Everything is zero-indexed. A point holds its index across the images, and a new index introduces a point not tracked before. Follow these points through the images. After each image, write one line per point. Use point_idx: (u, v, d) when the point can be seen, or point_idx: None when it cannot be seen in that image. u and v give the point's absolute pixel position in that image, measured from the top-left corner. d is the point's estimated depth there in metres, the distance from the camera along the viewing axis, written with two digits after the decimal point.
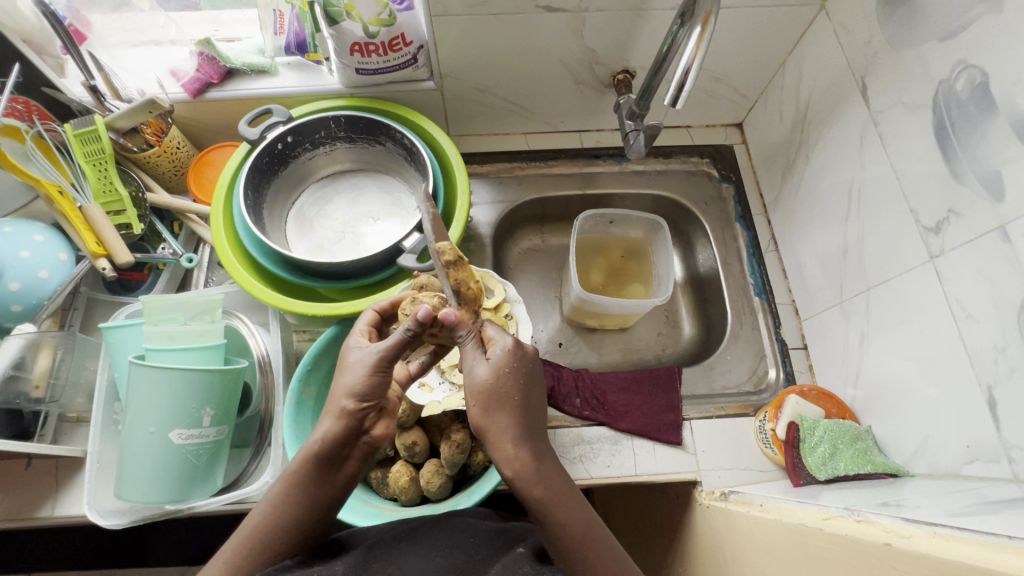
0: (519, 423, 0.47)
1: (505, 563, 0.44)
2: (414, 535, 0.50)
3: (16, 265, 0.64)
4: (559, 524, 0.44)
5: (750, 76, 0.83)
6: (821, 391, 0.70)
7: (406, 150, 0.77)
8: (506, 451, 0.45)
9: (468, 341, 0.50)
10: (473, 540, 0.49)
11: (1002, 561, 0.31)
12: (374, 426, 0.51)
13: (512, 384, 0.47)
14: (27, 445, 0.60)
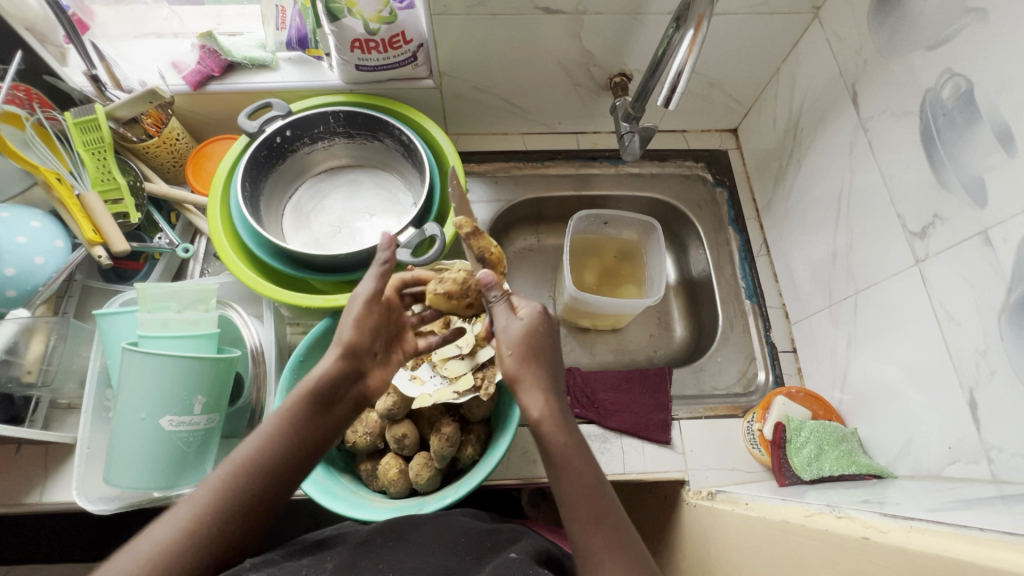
0: (549, 375, 0.49)
1: (495, 565, 0.44)
2: (403, 535, 0.50)
3: (12, 250, 0.64)
4: (574, 471, 0.46)
5: (745, 82, 0.84)
6: (808, 393, 0.71)
7: (404, 147, 0.78)
8: (526, 399, 0.48)
9: (499, 302, 0.52)
10: (462, 544, 0.49)
11: (973, 552, 0.32)
12: (370, 373, 0.53)
13: (546, 342, 0.50)
14: (17, 430, 0.61)
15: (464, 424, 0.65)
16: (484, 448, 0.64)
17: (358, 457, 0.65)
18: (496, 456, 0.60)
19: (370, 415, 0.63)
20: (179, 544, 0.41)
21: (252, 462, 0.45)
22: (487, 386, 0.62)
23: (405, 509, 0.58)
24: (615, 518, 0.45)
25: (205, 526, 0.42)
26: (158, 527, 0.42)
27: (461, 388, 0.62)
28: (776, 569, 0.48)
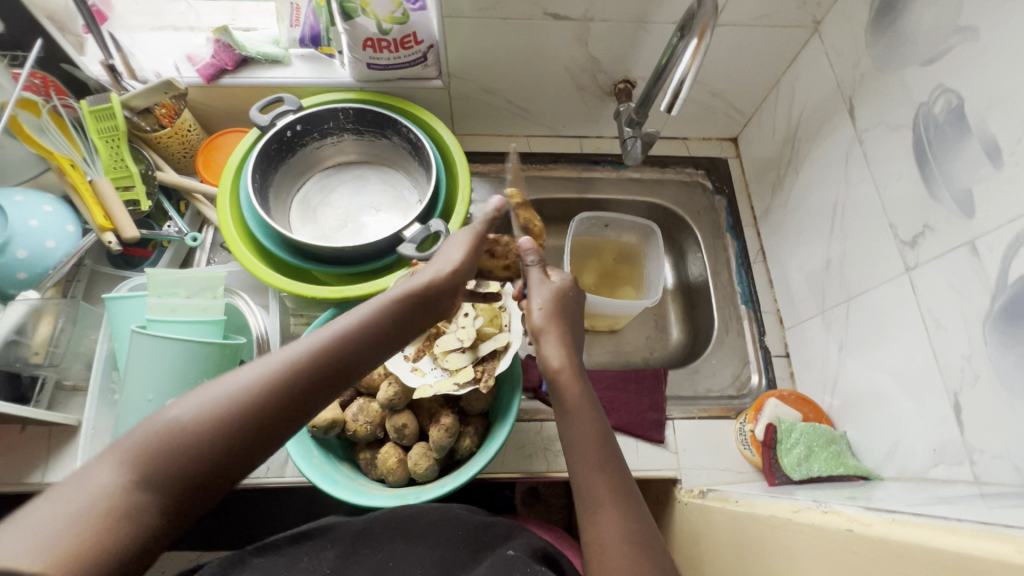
0: (570, 335, 0.55)
1: (491, 562, 0.46)
2: (403, 521, 0.51)
3: (24, 233, 0.65)
4: (582, 422, 0.48)
5: (746, 92, 0.87)
6: (800, 396, 0.73)
7: (411, 145, 0.80)
8: (548, 351, 0.53)
9: (534, 266, 0.59)
10: (459, 535, 0.50)
11: (951, 541, 0.34)
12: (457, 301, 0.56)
13: (571, 306, 0.57)
14: (23, 409, 0.62)
15: (463, 416, 0.66)
16: (482, 441, 0.66)
17: (358, 445, 0.67)
18: (494, 448, 0.61)
19: (371, 405, 0.64)
20: (267, 390, 0.40)
21: (355, 334, 0.45)
22: (487, 378, 0.63)
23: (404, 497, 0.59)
24: (620, 464, 0.46)
25: (292, 378, 0.41)
26: (238, 374, 0.41)
27: (461, 380, 0.64)
28: (765, 562, 0.49)
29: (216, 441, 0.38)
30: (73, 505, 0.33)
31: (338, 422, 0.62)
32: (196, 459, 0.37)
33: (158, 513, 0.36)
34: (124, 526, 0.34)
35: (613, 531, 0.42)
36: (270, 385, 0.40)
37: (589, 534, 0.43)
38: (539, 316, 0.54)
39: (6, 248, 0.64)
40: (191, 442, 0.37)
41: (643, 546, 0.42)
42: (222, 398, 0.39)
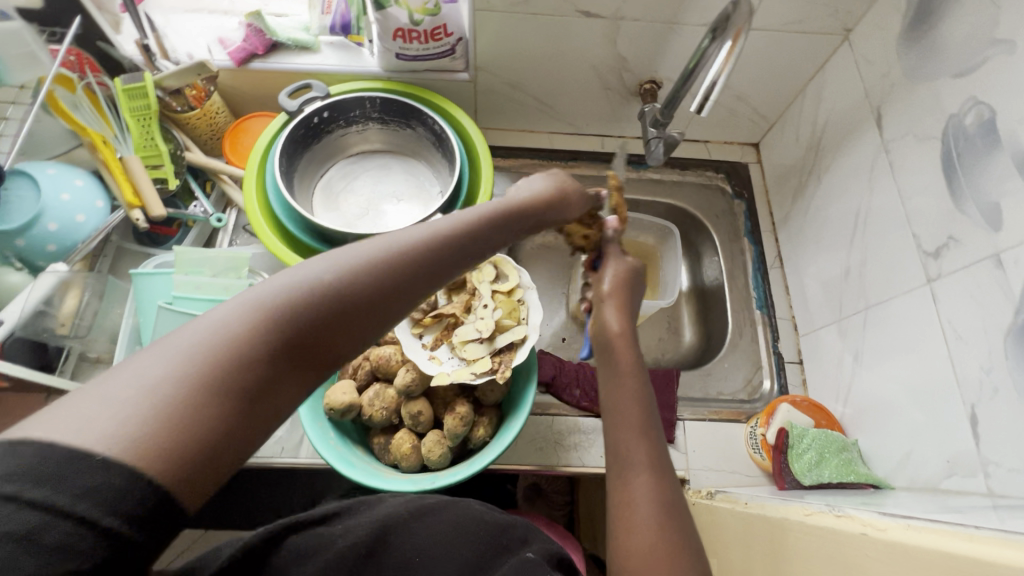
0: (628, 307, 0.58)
1: (514, 564, 0.44)
2: (428, 513, 0.50)
3: (56, 206, 0.67)
4: (622, 387, 0.50)
5: (771, 97, 0.87)
6: (812, 402, 0.73)
7: (435, 136, 0.80)
8: (608, 318, 0.56)
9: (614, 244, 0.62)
10: (482, 532, 0.48)
11: (969, 548, 0.34)
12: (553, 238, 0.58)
13: (635, 286, 0.60)
14: (46, 378, 0.63)
15: (477, 406, 0.67)
16: (495, 431, 0.66)
17: (372, 430, 0.68)
18: (507, 439, 0.62)
19: (387, 390, 0.65)
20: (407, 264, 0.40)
21: (477, 228, 0.46)
22: (504, 369, 0.64)
23: (417, 482, 0.60)
24: (658, 436, 0.47)
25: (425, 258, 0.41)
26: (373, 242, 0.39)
27: (478, 370, 0.64)
28: (775, 562, 0.50)
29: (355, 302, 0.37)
30: (199, 348, 0.30)
31: (355, 406, 0.63)
32: (314, 321, 0.35)
33: (268, 375, 0.32)
34: (239, 384, 0.31)
35: (644, 493, 0.43)
36: (386, 261, 0.38)
37: (621, 493, 0.44)
38: (607, 297, 0.58)
39: (38, 220, 0.66)
40: (311, 302, 0.35)
41: (672, 514, 0.42)
42: (338, 271, 0.36)
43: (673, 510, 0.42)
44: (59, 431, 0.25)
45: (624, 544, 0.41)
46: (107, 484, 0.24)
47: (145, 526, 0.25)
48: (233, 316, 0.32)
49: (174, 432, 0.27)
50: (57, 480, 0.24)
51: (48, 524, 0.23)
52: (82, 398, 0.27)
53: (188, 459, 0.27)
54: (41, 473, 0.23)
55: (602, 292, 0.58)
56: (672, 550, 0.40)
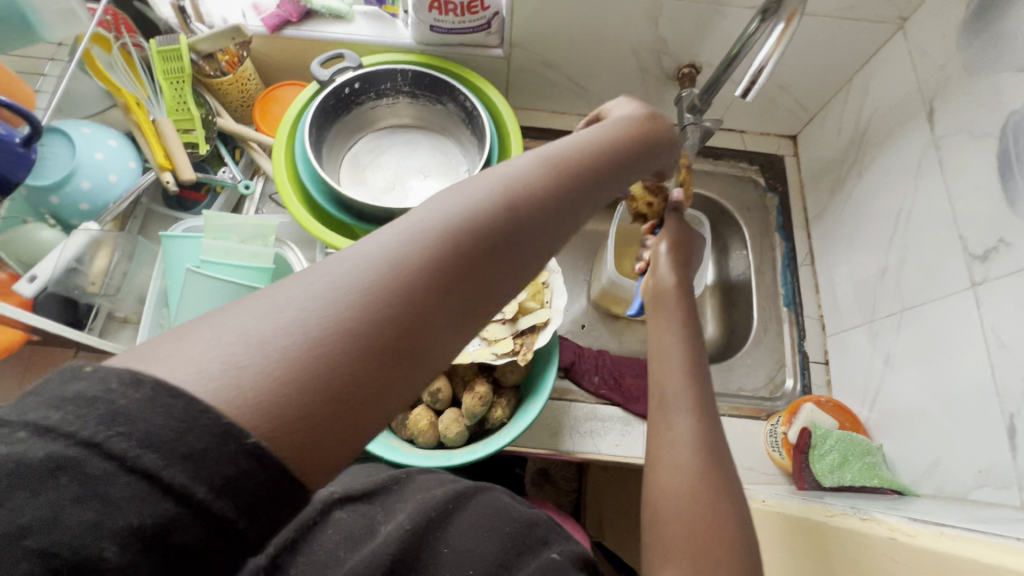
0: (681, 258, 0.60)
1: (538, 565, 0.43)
2: (461, 497, 0.48)
3: (89, 165, 0.67)
4: (665, 332, 0.52)
5: (815, 88, 0.83)
6: (837, 404, 0.71)
7: (465, 113, 0.79)
8: (663, 271, 0.58)
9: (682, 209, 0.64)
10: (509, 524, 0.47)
11: (1008, 560, 0.33)
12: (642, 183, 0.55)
13: (690, 243, 0.61)
14: (76, 334, 0.64)
15: (495, 386, 0.67)
16: (512, 413, 0.66)
17: None
18: (525, 420, 0.62)
19: None
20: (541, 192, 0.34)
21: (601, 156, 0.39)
22: (525, 351, 0.63)
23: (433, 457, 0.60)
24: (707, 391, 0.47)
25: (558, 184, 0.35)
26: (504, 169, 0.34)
27: (499, 351, 0.64)
28: (792, 561, 0.49)
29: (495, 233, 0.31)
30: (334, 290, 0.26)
31: None
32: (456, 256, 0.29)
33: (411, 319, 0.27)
34: (380, 331, 0.26)
35: (686, 439, 0.44)
36: (521, 188, 0.33)
37: (662, 436, 0.45)
38: (663, 257, 0.59)
39: (72, 178, 0.66)
40: (449, 236, 0.30)
41: (709, 467, 0.43)
42: (494, 193, 0.32)
43: (713, 461, 0.43)
44: (190, 386, 0.21)
45: (658, 484, 0.43)
46: (249, 475, 0.20)
47: (254, 516, 0.20)
48: (393, 236, 0.29)
49: (314, 370, 0.24)
50: (202, 458, 0.19)
51: (175, 514, 0.19)
52: (222, 348, 0.23)
53: (322, 422, 0.23)
54: (179, 447, 0.19)
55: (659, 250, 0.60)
56: (701, 497, 0.41)
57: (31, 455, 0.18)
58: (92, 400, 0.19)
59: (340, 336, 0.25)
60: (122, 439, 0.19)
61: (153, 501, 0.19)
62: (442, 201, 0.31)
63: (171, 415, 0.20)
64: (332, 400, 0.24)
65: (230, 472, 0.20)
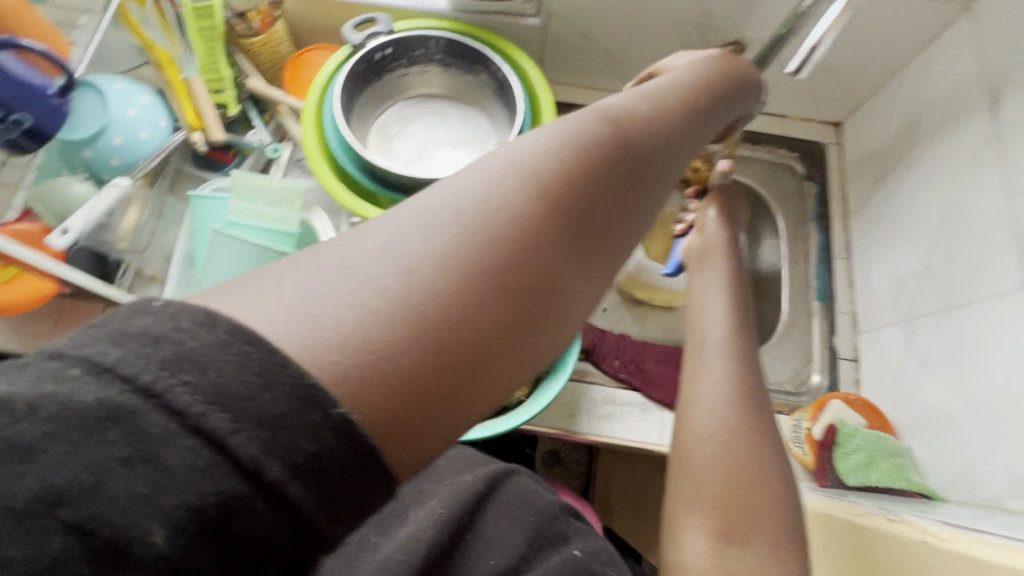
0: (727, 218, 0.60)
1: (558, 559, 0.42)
2: (490, 483, 0.48)
3: (122, 121, 0.67)
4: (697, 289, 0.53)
5: (866, 72, 0.79)
6: (866, 402, 0.69)
7: (497, 84, 0.77)
8: (711, 233, 0.59)
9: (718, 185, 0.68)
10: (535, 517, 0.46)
11: None
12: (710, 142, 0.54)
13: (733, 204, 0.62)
14: (105, 289, 0.65)
15: None
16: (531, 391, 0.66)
17: None
18: (545, 398, 0.61)
19: None
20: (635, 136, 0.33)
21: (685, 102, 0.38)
22: None
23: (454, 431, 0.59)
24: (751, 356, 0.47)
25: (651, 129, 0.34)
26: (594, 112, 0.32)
27: None
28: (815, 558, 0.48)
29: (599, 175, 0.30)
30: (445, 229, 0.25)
31: None
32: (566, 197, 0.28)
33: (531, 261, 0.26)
34: (501, 271, 0.25)
35: (711, 387, 0.45)
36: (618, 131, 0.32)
37: (691, 385, 0.46)
38: (711, 220, 0.59)
39: (105, 134, 0.67)
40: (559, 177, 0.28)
41: (746, 426, 0.43)
42: (593, 136, 0.31)
43: (747, 414, 0.44)
44: (268, 332, 0.19)
45: (684, 436, 0.44)
46: (335, 455, 0.18)
47: (334, 510, 0.18)
48: (498, 175, 0.27)
49: (415, 333, 0.22)
50: (279, 428, 0.17)
51: (249, 495, 0.17)
52: (295, 302, 0.21)
53: (451, 362, 0.22)
54: (255, 410, 0.17)
55: (707, 215, 0.61)
56: (735, 452, 0.42)
57: (81, 403, 0.16)
58: (156, 345, 0.17)
59: (439, 293, 0.23)
60: (186, 392, 0.17)
61: (219, 477, 0.16)
62: (541, 141, 0.30)
63: (241, 373, 0.17)
64: (434, 367, 0.22)
65: (304, 450, 0.17)
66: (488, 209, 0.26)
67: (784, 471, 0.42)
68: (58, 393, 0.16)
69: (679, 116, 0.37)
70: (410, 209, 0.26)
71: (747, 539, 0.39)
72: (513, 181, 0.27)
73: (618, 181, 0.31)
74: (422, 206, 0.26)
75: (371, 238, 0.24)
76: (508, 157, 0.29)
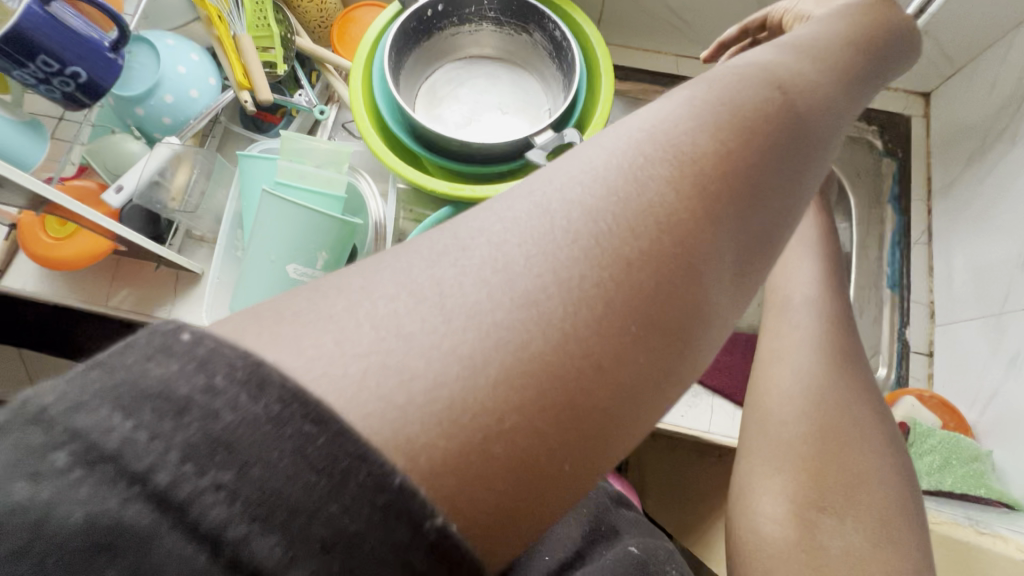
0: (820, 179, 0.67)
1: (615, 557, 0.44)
2: None
3: (173, 79, 0.67)
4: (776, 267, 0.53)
5: (968, 33, 0.70)
6: (942, 401, 0.63)
7: (553, 45, 0.72)
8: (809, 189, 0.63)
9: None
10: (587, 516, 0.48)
11: None
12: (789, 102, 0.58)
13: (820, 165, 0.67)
14: (157, 248, 0.66)
15: None
16: None
17: None
18: None
19: None
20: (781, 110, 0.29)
21: (835, 63, 0.33)
22: None
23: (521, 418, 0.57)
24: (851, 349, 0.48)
25: (801, 99, 0.30)
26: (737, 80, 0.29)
27: None
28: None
29: (743, 163, 0.27)
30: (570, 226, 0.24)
31: None
32: (706, 192, 0.25)
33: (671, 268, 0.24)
34: (634, 282, 0.23)
35: (786, 349, 0.48)
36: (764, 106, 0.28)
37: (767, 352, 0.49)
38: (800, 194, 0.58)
39: (156, 91, 0.66)
40: (697, 167, 0.26)
41: (841, 410, 0.44)
42: (734, 112, 0.28)
43: (830, 386, 0.45)
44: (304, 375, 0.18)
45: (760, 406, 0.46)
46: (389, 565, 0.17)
47: None
48: (628, 163, 0.26)
49: (535, 374, 0.20)
50: (352, 545, 0.17)
51: None
52: (372, 348, 0.19)
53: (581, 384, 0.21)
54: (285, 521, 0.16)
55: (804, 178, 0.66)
56: (823, 426, 0.44)
57: (70, 517, 0.15)
58: (186, 421, 0.16)
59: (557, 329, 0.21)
60: (205, 499, 0.16)
61: None
62: (679, 122, 0.27)
63: (301, 471, 0.17)
64: (547, 417, 0.20)
65: (391, 566, 0.17)
66: (617, 220, 0.24)
67: (876, 446, 0.44)
68: (41, 504, 0.15)
69: (834, 77, 0.33)
70: (525, 204, 0.24)
71: (847, 511, 0.41)
72: (646, 179, 0.25)
73: (763, 171, 0.27)
74: (538, 203, 0.24)
75: (486, 236, 0.23)
76: (644, 143, 0.26)
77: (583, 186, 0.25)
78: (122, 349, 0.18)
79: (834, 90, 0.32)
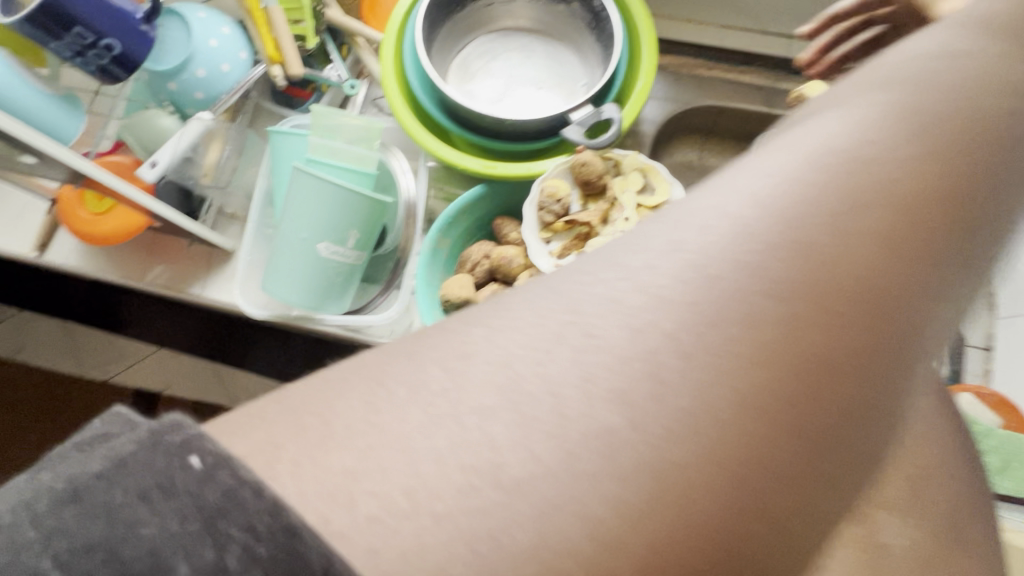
0: None
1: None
2: None
3: (205, 53, 0.66)
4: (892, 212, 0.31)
5: None
6: (1003, 400, 0.59)
7: (592, 15, 0.69)
8: None
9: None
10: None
11: None
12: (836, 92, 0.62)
13: None
14: (189, 224, 0.66)
15: None
16: None
17: None
18: None
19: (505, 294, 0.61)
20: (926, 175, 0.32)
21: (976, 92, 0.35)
22: None
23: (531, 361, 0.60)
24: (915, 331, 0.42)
25: (946, 156, 0.33)
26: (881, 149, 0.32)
27: None
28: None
29: (886, 248, 0.31)
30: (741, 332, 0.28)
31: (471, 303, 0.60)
32: (855, 285, 0.30)
33: (821, 364, 0.29)
34: (794, 381, 0.28)
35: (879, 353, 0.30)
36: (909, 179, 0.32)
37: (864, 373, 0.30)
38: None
39: (188, 66, 0.65)
40: (847, 260, 0.30)
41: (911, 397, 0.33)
42: (878, 192, 0.31)
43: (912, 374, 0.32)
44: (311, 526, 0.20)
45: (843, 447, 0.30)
46: None
47: None
48: (783, 260, 0.29)
49: (723, 462, 0.27)
50: None
51: None
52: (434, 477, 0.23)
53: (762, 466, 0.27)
54: None
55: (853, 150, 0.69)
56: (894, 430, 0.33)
57: None
58: None
59: (684, 424, 0.26)
60: None
61: None
62: (826, 192, 0.31)
63: None
64: (686, 506, 0.26)
65: None
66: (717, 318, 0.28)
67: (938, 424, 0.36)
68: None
69: (975, 110, 0.34)
70: (623, 277, 0.29)
71: (911, 512, 0.34)
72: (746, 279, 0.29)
73: (902, 256, 0.31)
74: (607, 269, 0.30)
75: (619, 298, 0.28)
76: (746, 224, 0.30)
77: (659, 261, 0.30)
78: (100, 477, 0.19)
79: (978, 127, 0.34)
